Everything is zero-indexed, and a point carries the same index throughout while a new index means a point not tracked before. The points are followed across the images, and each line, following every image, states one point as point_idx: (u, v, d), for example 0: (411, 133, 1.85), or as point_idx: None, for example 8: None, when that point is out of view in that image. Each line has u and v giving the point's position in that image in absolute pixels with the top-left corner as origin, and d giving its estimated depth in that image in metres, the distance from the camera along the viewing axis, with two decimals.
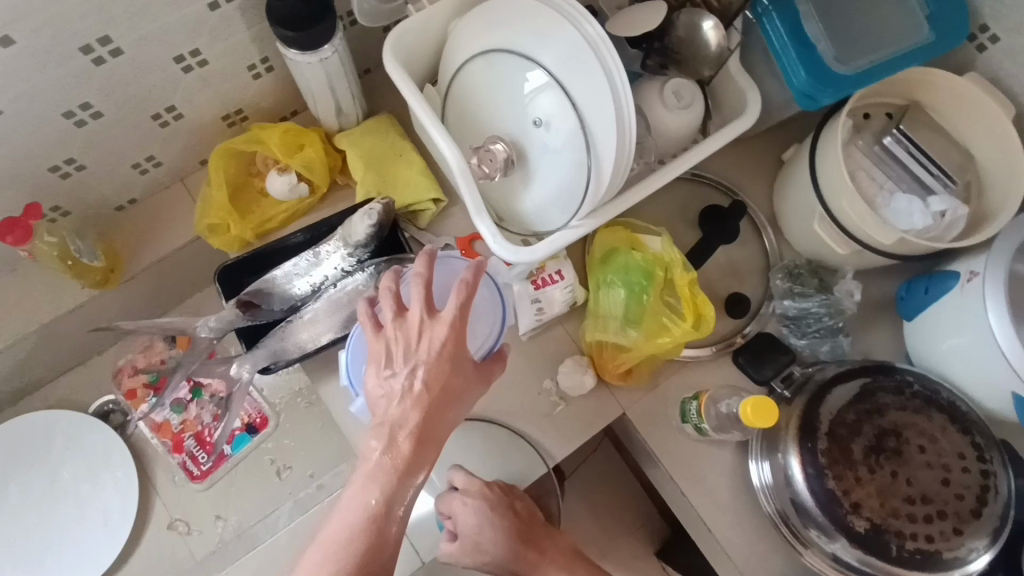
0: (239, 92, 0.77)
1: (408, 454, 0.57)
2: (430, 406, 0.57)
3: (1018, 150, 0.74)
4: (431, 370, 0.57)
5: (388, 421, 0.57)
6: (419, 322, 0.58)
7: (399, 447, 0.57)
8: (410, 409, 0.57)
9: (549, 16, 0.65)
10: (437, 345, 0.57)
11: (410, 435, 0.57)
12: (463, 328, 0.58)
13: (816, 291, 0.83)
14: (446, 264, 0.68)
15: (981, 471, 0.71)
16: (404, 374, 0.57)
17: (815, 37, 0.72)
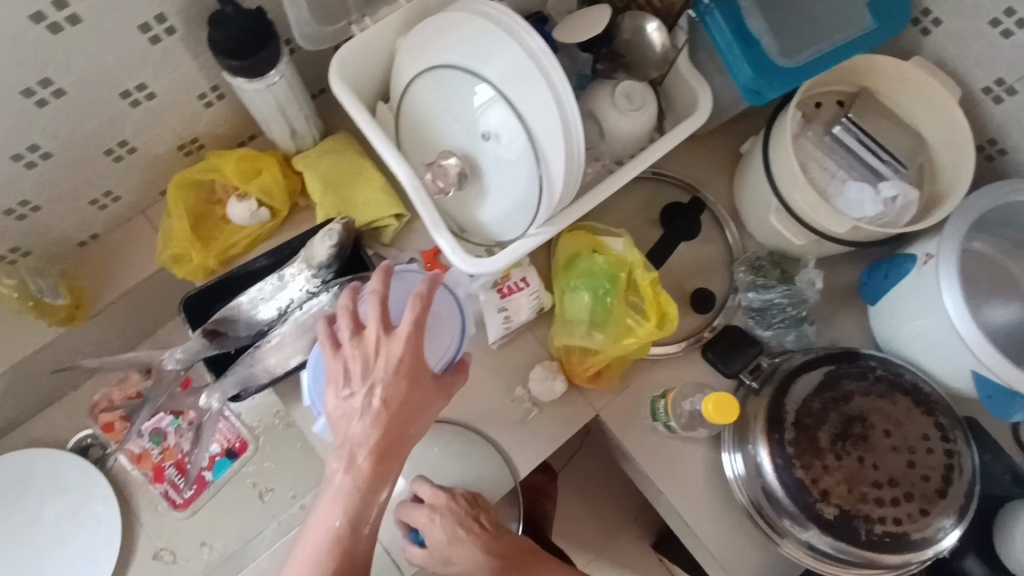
0: (192, 122, 0.77)
1: (370, 473, 0.57)
2: (390, 423, 0.57)
3: (966, 132, 0.75)
4: (388, 388, 0.57)
5: (349, 440, 0.57)
6: (376, 340, 0.58)
7: (360, 465, 0.57)
8: (369, 427, 0.57)
9: (490, 29, 0.65)
10: (393, 361, 0.57)
11: (371, 453, 0.57)
12: (419, 343, 0.58)
13: (779, 282, 0.84)
14: (403, 279, 0.68)
15: (945, 451, 0.72)
16: (363, 392, 0.57)
17: (758, 32, 0.72)
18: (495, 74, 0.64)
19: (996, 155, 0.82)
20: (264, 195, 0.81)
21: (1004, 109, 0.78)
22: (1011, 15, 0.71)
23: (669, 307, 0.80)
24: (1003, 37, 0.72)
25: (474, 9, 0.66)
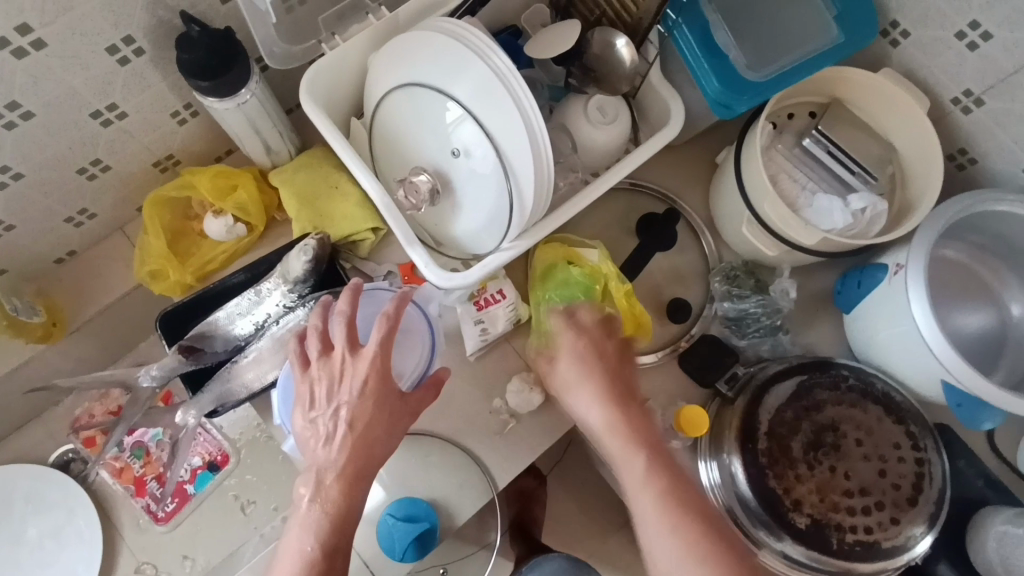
0: (166, 140, 0.78)
1: (336, 497, 0.58)
2: (356, 445, 0.58)
3: (934, 142, 0.76)
4: (353, 409, 0.58)
5: (317, 464, 0.59)
6: (341, 361, 0.59)
7: (328, 488, 0.58)
8: (334, 451, 0.58)
9: (456, 48, 0.65)
10: (358, 383, 0.58)
11: (338, 475, 0.58)
12: (385, 364, 0.59)
13: (753, 292, 0.85)
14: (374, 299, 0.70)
15: (915, 459, 0.73)
16: (329, 414, 0.59)
17: (725, 46, 0.73)
18: (463, 93, 0.65)
19: (966, 163, 0.83)
20: (240, 211, 0.81)
21: (972, 119, 0.78)
22: (975, 27, 0.71)
23: (642, 317, 0.83)
24: (968, 49, 0.73)
25: (441, 28, 0.67)
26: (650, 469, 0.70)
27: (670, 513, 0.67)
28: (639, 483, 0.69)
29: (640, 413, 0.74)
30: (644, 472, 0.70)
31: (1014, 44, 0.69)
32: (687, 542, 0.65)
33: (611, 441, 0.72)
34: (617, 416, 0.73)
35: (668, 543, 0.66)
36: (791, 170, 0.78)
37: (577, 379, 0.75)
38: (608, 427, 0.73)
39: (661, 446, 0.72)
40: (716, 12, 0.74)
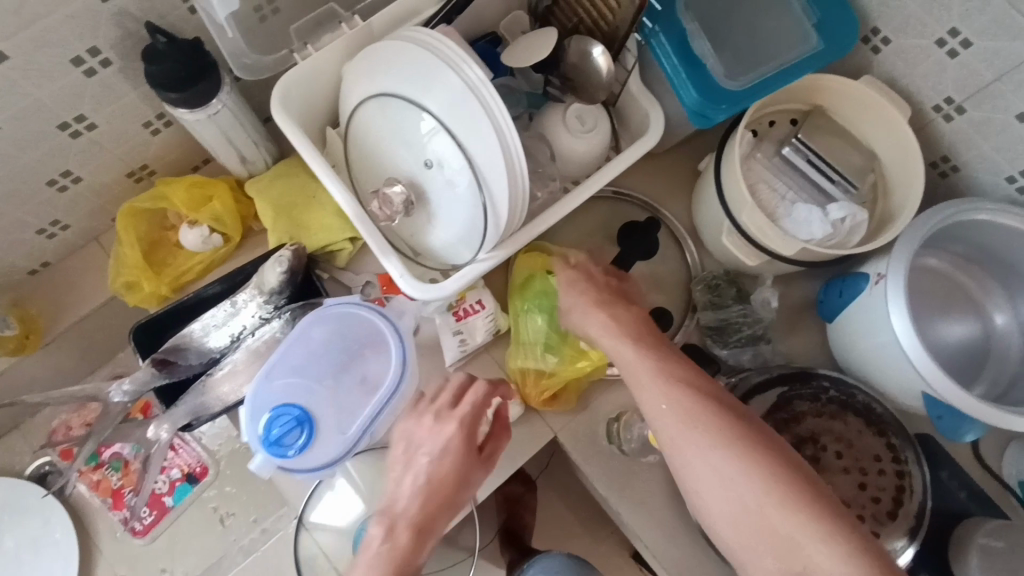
0: (140, 150, 0.77)
1: (405, 545, 0.56)
2: (432, 493, 0.58)
3: (915, 150, 0.75)
4: (437, 463, 0.59)
5: (391, 512, 0.58)
6: (428, 420, 0.60)
7: (391, 539, 0.56)
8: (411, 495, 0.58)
9: (427, 58, 0.64)
10: (445, 438, 0.59)
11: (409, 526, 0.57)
12: (473, 426, 0.60)
13: (734, 302, 0.84)
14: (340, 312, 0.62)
15: (896, 471, 0.73)
16: (412, 463, 0.59)
17: (702, 55, 0.73)
18: (434, 103, 0.64)
19: (949, 170, 0.82)
20: (215, 221, 0.81)
21: (954, 126, 0.78)
22: (955, 34, 0.70)
23: None
24: (949, 56, 0.72)
25: (412, 38, 0.66)
26: (641, 353, 0.62)
27: (693, 421, 0.56)
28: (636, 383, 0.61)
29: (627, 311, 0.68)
30: (637, 362, 0.62)
31: (994, 52, 0.68)
32: (686, 418, 0.57)
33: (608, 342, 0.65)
34: (608, 322, 0.66)
35: (670, 410, 0.58)
36: (770, 179, 0.77)
37: (576, 300, 0.70)
38: (599, 325, 0.67)
39: (657, 337, 0.65)
40: (694, 20, 0.74)
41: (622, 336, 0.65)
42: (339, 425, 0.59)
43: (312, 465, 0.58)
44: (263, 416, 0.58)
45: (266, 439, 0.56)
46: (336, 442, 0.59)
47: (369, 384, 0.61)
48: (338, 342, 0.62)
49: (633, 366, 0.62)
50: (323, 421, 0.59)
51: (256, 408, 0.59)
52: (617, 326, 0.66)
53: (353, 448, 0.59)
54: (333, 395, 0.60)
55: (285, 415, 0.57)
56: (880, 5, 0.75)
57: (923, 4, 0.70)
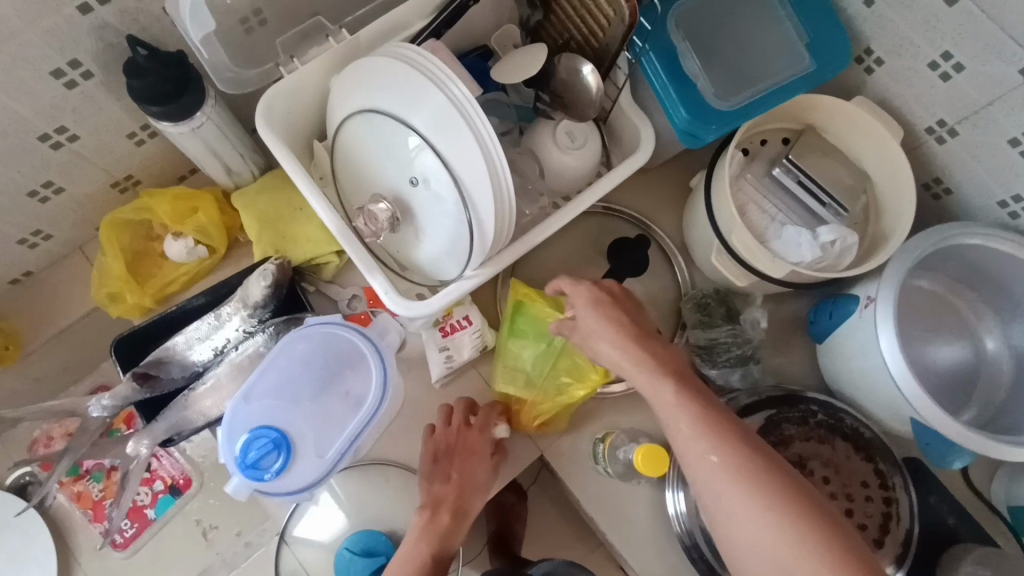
0: (124, 160, 0.76)
1: (446, 524, 0.72)
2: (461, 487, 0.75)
3: (907, 173, 0.74)
4: (462, 463, 0.76)
5: (438, 500, 0.74)
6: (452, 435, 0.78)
7: (433, 520, 0.72)
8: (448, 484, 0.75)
9: (412, 75, 0.63)
10: (464, 443, 0.77)
11: (449, 509, 0.73)
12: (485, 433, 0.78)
13: (724, 321, 0.83)
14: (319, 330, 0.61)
15: (883, 498, 0.72)
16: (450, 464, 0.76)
17: (693, 74, 0.72)
18: (421, 122, 0.63)
19: (942, 192, 0.82)
20: (200, 233, 0.79)
21: (947, 148, 0.77)
22: (947, 57, 0.70)
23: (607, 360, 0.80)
24: (942, 79, 0.72)
25: (398, 54, 0.65)
26: (682, 403, 0.58)
27: (743, 481, 0.53)
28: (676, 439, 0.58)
29: (660, 353, 0.64)
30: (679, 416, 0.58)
31: (986, 76, 0.68)
32: (734, 478, 0.53)
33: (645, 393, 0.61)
34: (631, 358, 0.63)
35: (711, 473, 0.54)
36: (760, 200, 0.77)
37: (601, 330, 0.65)
38: (632, 368, 0.63)
39: (688, 378, 0.62)
40: (684, 39, 0.73)
41: (662, 386, 0.60)
42: (317, 447, 0.59)
43: (287, 488, 0.58)
44: (240, 437, 0.58)
45: (243, 463, 0.56)
46: (314, 466, 0.59)
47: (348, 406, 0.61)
48: (318, 360, 0.62)
49: (672, 419, 0.58)
50: (301, 444, 0.59)
51: (231, 431, 0.58)
52: (659, 375, 0.61)
53: (331, 470, 0.59)
54: (311, 419, 0.60)
55: (263, 438, 0.57)
56: (873, 26, 0.74)
57: (915, 26, 0.70)
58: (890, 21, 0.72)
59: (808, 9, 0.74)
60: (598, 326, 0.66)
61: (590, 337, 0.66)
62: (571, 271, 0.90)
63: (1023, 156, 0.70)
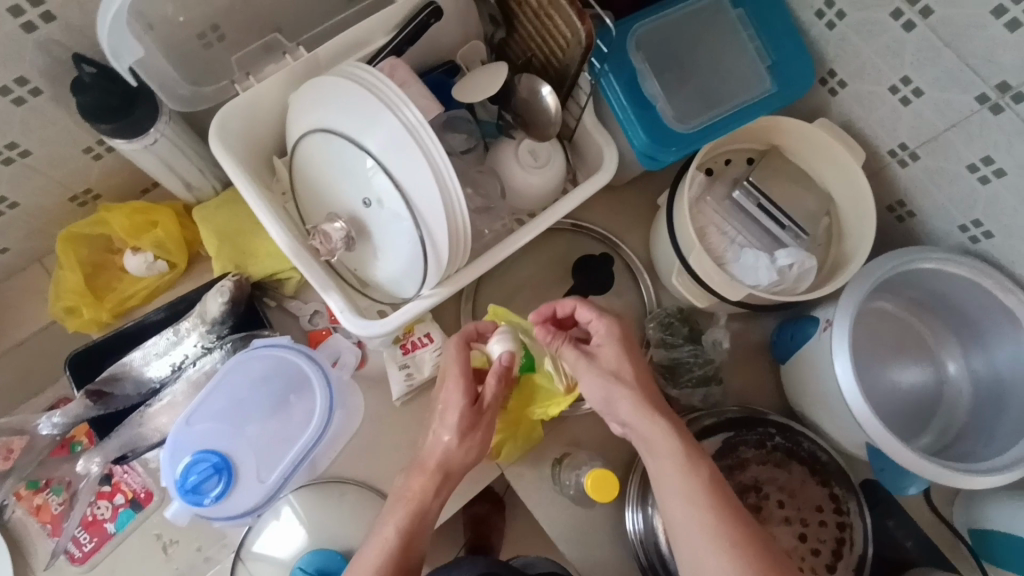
0: (81, 174, 0.75)
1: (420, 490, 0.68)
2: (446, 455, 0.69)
3: (870, 197, 0.73)
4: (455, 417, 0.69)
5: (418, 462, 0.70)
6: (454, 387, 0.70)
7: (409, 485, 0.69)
8: (434, 445, 0.70)
9: (365, 98, 0.62)
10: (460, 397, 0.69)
11: (425, 476, 0.69)
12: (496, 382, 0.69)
13: (686, 341, 0.83)
14: (259, 364, 0.70)
15: (837, 523, 0.72)
16: (437, 426, 0.70)
17: (652, 96, 0.72)
18: (373, 145, 0.63)
19: (906, 215, 0.82)
20: (159, 247, 0.79)
21: (909, 172, 0.77)
22: (906, 83, 0.70)
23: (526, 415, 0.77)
24: (902, 103, 0.72)
25: (354, 74, 0.64)
26: (694, 477, 0.61)
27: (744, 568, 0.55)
28: (688, 514, 0.60)
29: (674, 421, 0.65)
30: (694, 496, 0.60)
31: (943, 103, 0.68)
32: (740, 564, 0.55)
33: (660, 461, 0.63)
34: (648, 413, 0.65)
35: (716, 563, 0.56)
36: (720, 222, 0.77)
37: (615, 376, 0.67)
38: (652, 433, 0.64)
39: (700, 451, 0.64)
40: (644, 61, 0.73)
41: (684, 464, 0.62)
42: (257, 474, 0.68)
43: (223, 510, 0.66)
44: (182, 460, 0.66)
45: (183, 486, 0.64)
46: (249, 490, 0.68)
47: (287, 436, 0.71)
48: (260, 390, 0.71)
49: (686, 496, 0.60)
50: (238, 469, 0.67)
51: (174, 452, 0.66)
52: (681, 450, 0.63)
53: (268, 495, 0.68)
54: (250, 446, 0.69)
55: (204, 463, 0.65)
56: (836, 49, 0.74)
57: (876, 52, 0.70)
58: (850, 45, 0.72)
59: (771, 32, 0.74)
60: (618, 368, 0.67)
61: (610, 376, 0.66)
62: (536, 287, 0.90)
63: (981, 182, 0.70)
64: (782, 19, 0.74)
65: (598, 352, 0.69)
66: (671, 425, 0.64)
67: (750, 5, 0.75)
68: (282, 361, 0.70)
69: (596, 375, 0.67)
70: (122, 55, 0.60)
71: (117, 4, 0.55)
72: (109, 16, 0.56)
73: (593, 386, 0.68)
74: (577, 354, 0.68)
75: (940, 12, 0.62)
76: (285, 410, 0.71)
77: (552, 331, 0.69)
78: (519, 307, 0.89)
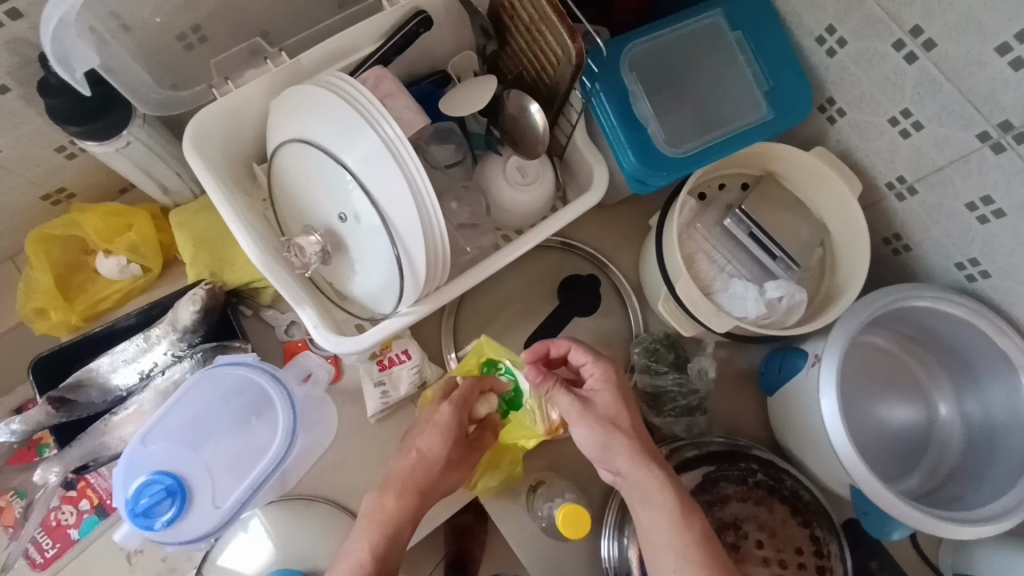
0: (54, 173, 0.73)
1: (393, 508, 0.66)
2: (421, 466, 0.68)
3: (866, 231, 0.71)
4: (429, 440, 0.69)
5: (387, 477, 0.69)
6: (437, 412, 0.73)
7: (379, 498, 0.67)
8: (404, 465, 0.69)
9: (345, 112, 0.60)
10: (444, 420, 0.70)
11: (399, 495, 0.67)
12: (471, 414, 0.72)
13: (671, 368, 0.81)
14: (219, 378, 0.70)
15: (816, 566, 0.70)
16: (410, 441, 0.71)
17: (644, 118, 0.70)
18: (350, 159, 0.60)
19: (901, 249, 0.79)
20: (132, 251, 0.77)
21: (906, 206, 0.75)
22: (906, 115, 0.67)
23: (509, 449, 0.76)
24: (901, 136, 0.69)
25: (335, 84, 0.62)
26: (689, 537, 0.59)
27: None
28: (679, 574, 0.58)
29: (666, 471, 0.63)
30: (687, 551, 0.58)
31: (943, 138, 0.66)
32: None
33: (655, 516, 0.61)
34: (639, 464, 0.62)
35: None
36: (710, 249, 0.75)
37: (612, 424, 0.64)
38: (646, 487, 0.62)
39: (692, 505, 0.62)
40: (637, 81, 0.71)
41: (678, 518, 0.60)
42: (214, 499, 0.67)
43: (176, 534, 0.65)
44: (136, 479, 0.64)
45: (134, 509, 0.62)
46: (203, 514, 0.66)
47: (246, 456, 0.70)
48: (222, 406, 0.71)
49: (676, 552, 0.59)
50: (192, 491, 0.66)
51: (128, 472, 0.65)
52: (677, 504, 0.61)
53: (225, 520, 0.67)
54: (207, 467, 0.68)
55: (158, 485, 0.63)
56: (835, 77, 0.72)
57: (875, 82, 0.68)
58: (850, 74, 0.70)
59: (770, 57, 0.72)
60: (613, 416, 0.65)
61: (607, 425, 0.64)
62: (520, 306, 0.87)
63: (979, 221, 0.68)
64: (780, 43, 0.72)
65: (594, 397, 0.66)
66: (667, 479, 0.62)
67: (748, 27, 0.73)
68: (247, 376, 0.71)
69: (593, 422, 0.64)
70: (70, 64, 0.54)
71: (65, 7, 0.50)
72: (54, 19, 0.50)
73: (587, 432, 0.64)
74: (572, 399, 0.65)
75: (942, 46, 0.60)
76: (250, 428, 0.71)
77: (546, 375, 0.67)
78: (503, 325, 0.86)
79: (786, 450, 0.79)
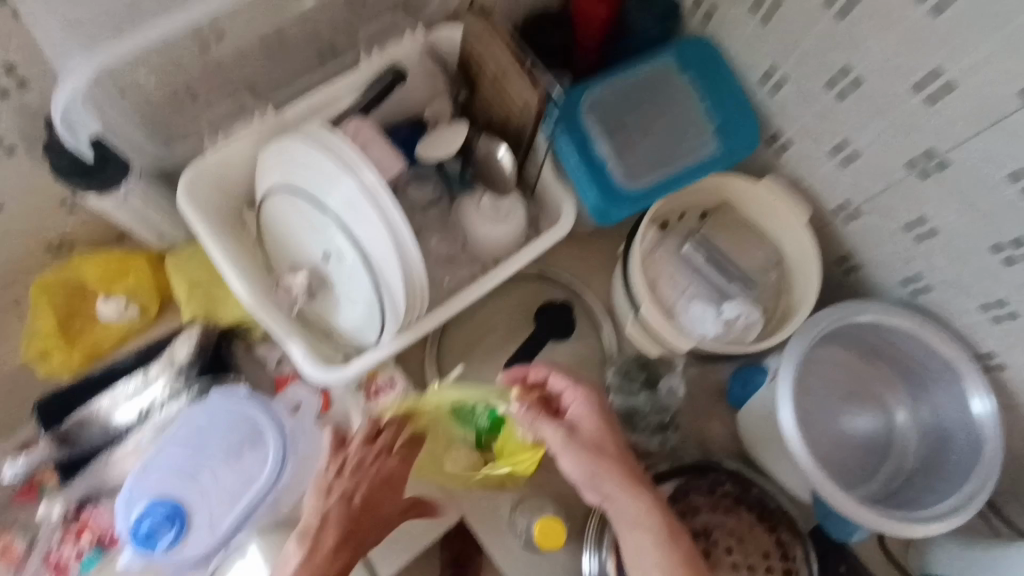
0: (57, 224, 0.78)
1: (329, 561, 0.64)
2: (356, 517, 0.68)
3: (815, 253, 0.78)
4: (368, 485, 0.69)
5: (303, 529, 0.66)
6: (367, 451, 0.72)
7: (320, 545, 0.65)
8: (336, 514, 0.67)
9: (327, 161, 0.65)
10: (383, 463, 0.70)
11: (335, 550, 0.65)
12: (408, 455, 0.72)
13: (643, 388, 0.85)
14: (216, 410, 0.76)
15: (783, 569, 0.74)
16: (347, 487, 0.68)
17: (603, 156, 0.77)
18: (333, 203, 0.66)
19: (853, 267, 0.84)
20: (131, 294, 0.82)
21: (854, 228, 0.80)
22: (844, 146, 0.73)
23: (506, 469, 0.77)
24: (840, 165, 0.75)
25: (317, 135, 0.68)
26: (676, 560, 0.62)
27: None
28: None
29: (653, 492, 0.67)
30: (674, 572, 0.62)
31: (876, 167, 0.72)
32: None
33: (642, 538, 0.64)
34: (627, 487, 0.66)
35: None
36: (672, 274, 0.80)
37: (597, 451, 0.67)
38: (635, 512, 0.65)
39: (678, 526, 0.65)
40: (596, 123, 0.78)
41: (666, 541, 0.63)
42: (210, 523, 0.71)
43: (174, 556, 0.70)
44: (137, 506, 0.70)
45: (136, 532, 0.68)
46: (199, 537, 0.71)
47: (239, 484, 0.73)
48: (216, 436, 0.75)
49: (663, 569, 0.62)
50: (190, 516, 0.71)
51: (130, 499, 0.71)
52: (664, 526, 0.64)
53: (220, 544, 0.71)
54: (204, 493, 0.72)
55: (157, 511, 0.69)
56: (779, 113, 0.78)
57: (814, 116, 0.74)
58: (790, 111, 0.76)
59: (718, 95, 0.79)
60: (597, 441, 0.68)
61: (593, 451, 0.67)
62: (499, 334, 0.92)
63: (916, 241, 0.74)
64: (728, 83, 0.79)
65: (578, 424, 0.69)
66: (654, 500, 0.65)
67: (699, 68, 0.79)
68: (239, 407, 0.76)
69: (578, 452, 0.67)
70: (74, 128, 0.62)
71: (75, 87, 0.57)
72: (65, 96, 0.57)
73: (574, 461, 0.67)
74: (557, 430, 0.68)
75: (866, 86, 0.66)
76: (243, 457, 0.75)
77: (531, 405, 0.70)
78: (484, 352, 0.91)
79: (755, 462, 0.83)
